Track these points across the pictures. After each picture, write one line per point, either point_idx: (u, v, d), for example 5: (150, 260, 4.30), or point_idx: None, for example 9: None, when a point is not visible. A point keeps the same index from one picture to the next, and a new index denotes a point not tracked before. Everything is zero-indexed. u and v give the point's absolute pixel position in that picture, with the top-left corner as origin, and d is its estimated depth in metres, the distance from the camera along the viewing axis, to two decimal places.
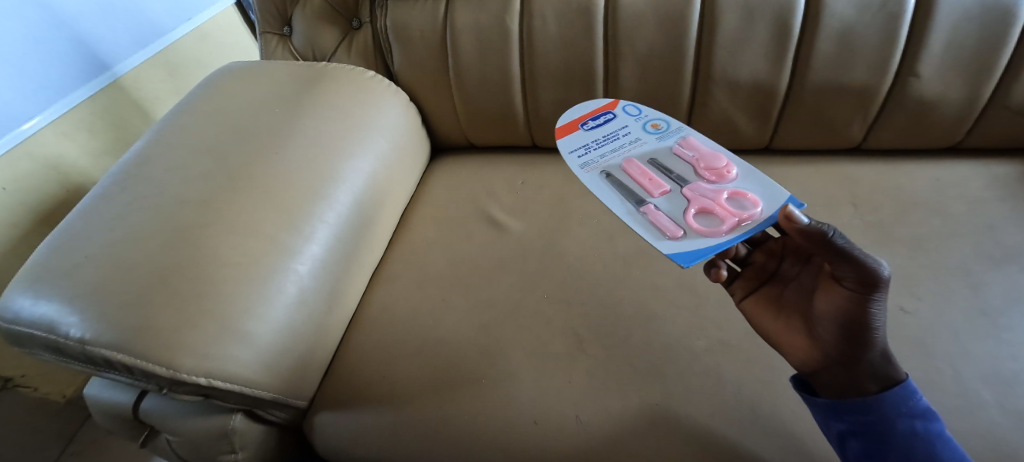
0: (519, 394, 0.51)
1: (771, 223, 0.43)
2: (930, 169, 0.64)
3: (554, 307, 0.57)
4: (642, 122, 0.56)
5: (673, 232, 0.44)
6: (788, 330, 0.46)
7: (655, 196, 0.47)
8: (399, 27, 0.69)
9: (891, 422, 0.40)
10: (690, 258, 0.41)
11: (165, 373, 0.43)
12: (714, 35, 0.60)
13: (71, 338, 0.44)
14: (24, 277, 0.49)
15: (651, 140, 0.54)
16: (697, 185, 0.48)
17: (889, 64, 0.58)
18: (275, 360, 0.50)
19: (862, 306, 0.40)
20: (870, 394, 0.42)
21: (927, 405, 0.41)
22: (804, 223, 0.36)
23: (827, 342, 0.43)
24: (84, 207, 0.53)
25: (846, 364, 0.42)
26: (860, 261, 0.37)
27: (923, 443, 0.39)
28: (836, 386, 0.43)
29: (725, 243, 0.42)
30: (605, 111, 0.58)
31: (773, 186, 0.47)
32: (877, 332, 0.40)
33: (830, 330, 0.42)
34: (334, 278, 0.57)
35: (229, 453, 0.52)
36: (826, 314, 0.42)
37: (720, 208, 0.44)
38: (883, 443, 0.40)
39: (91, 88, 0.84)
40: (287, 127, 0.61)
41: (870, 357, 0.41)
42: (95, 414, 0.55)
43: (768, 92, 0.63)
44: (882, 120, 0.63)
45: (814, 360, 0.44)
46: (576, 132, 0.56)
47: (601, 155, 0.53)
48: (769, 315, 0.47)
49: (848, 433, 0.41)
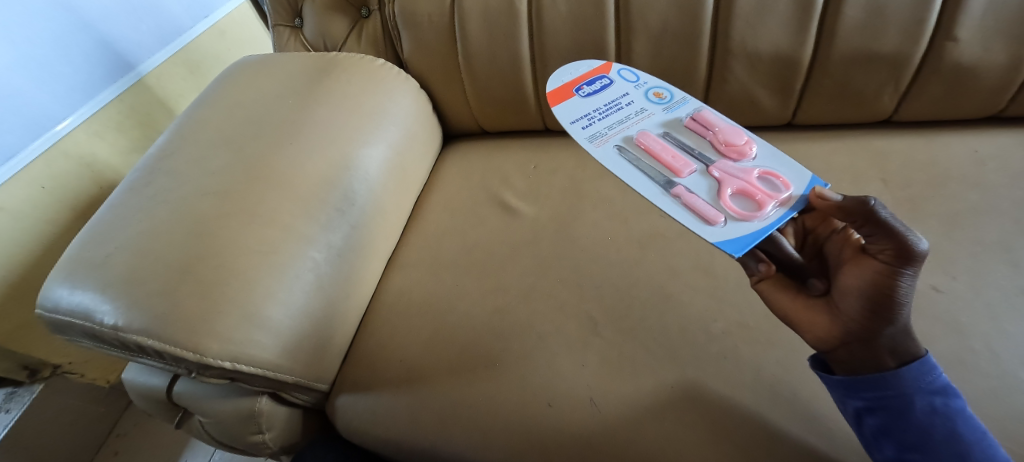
0: (533, 378, 0.51)
1: (804, 204, 0.43)
2: (967, 140, 0.60)
3: (567, 290, 0.57)
4: (642, 89, 0.55)
5: (714, 216, 0.41)
6: (807, 305, 0.43)
7: (683, 176, 0.45)
8: (407, 13, 0.68)
9: (910, 398, 0.39)
10: (739, 247, 0.40)
11: (192, 358, 0.45)
12: (732, 7, 0.58)
13: (106, 325, 0.47)
14: (62, 269, 0.51)
15: (659, 111, 0.52)
16: (722, 164, 0.45)
17: (922, 29, 0.55)
18: (295, 344, 0.51)
19: (894, 276, 0.37)
20: (888, 369, 0.40)
21: (947, 381, 0.39)
22: (838, 199, 0.38)
23: (851, 318, 0.40)
24: (113, 201, 0.55)
25: (866, 339, 0.40)
26: (897, 232, 0.36)
27: (943, 419, 0.38)
28: (853, 362, 0.41)
29: (767, 228, 0.41)
30: (600, 75, 0.57)
31: (797, 166, 0.45)
32: (903, 307, 0.38)
33: (854, 303, 0.39)
34: (350, 265, 0.58)
35: (257, 433, 0.54)
36: (852, 286, 0.40)
37: (758, 192, 0.42)
38: (900, 419, 0.39)
39: (117, 87, 0.87)
40: (300, 117, 0.62)
41: (892, 333, 0.39)
42: (133, 396, 0.58)
43: (789, 64, 0.60)
44: (914, 89, 0.59)
45: (833, 337, 0.41)
46: (572, 98, 0.54)
47: (607, 126, 0.50)
48: (788, 293, 0.44)
49: (864, 410, 0.40)
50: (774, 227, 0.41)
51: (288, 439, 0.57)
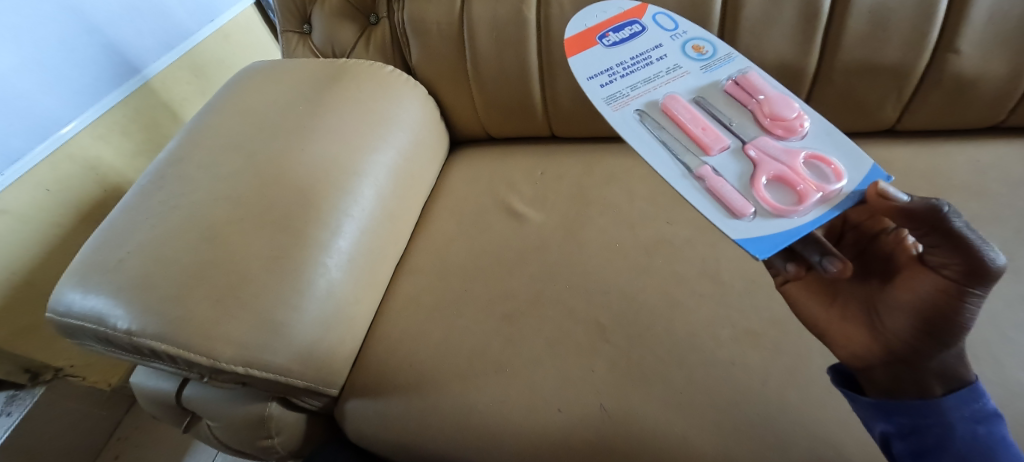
0: (542, 384, 0.51)
1: (855, 201, 0.37)
2: (968, 150, 0.61)
3: (575, 296, 0.57)
4: (679, 41, 0.48)
5: (742, 208, 0.36)
6: (844, 318, 0.42)
7: (711, 154, 0.40)
8: (416, 21, 0.69)
9: (951, 426, 0.37)
10: (767, 249, 0.35)
11: (206, 362, 0.46)
12: (738, 19, 0.59)
13: (119, 329, 0.47)
14: (74, 273, 0.51)
15: (695, 70, 0.46)
16: (761, 141, 0.40)
17: (924, 42, 0.56)
18: (309, 349, 0.51)
19: (958, 296, 0.34)
20: (932, 395, 0.38)
21: (993, 407, 0.37)
22: (903, 200, 0.32)
23: (894, 336, 0.38)
24: (124, 205, 0.56)
25: (910, 361, 0.38)
26: (973, 247, 0.32)
27: (985, 450, 0.36)
28: (892, 384, 0.39)
29: (804, 228, 0.36)
30: (632, 20, 0.50)
31: (857, 151, 0.39)
32: (963, 329, 0.35)
33: (902, 321, 0.37)
34: (362, 270, 0.59)
35: (266, 437, 0.54)
36: (905, 302, 0.37)
37: (800, 181, 0.37)
38: (938, 446, 0.37)
39: (123, 91, 0.88)
40: (312, 124, 0.62)
41: (942, 356, 0.37)
42: (141, 400, 0.59)
43: (794, 74, 0.61)
44: (917, 100, 0.60)
45: (872, 355, 0.40)
46: (594, 47, 0.49)
47: (630, 86, 0.45)
48: (819, 303, 0.43)
49: (894, 434, 0.39)
50: (812, 227, 0.36)
51: (297, 443, 0.57)
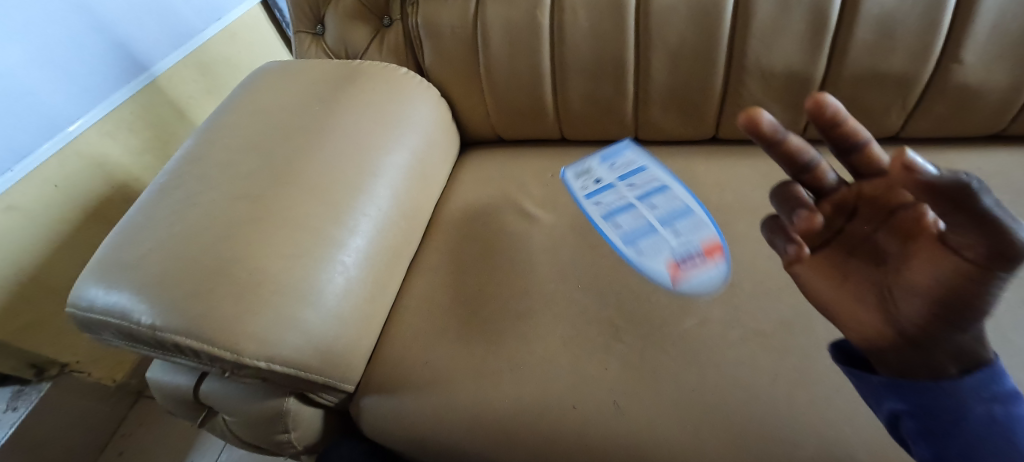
0: (556, 382, 0.53)
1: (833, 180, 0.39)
2: (970, 157, 0.63)
3: (588, 296, 0.58)
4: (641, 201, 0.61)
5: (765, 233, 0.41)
6: (852, 300, 0.37)
7: (807, 118, 0.34)
8: (431, 24, 0.70)
9: (967, 409, 0.34)
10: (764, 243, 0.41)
11: (229, 357, 0.47)
12: (748, 27, 0.60)
13: (143, 324, 0.48)
14: (96, 269, 0.52)
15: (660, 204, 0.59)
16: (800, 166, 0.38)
17: (929, 51, 0.57)
18: (328, 345, 0.52)
19: (983, 280, 0.30)
20: (949, 378, 0.34)
21: (1012, 387, 0.34)
22: (931, 172, 0.29)
23: (907, 321, 0.34)
24: (143, 203, 0.57)
25: (921, 345, 0.34)
26: (1000, 226, 0.28)
27: (999, 434, 0.33)
28: (904, 366, 0.35)
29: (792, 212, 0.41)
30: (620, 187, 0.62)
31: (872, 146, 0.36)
32: (983, 311, 0.31)
33: (919, 303, 0.33)
34: (377, 269, 0.60)
35: (283, 432, 0.55)
36: (921, 284, 0.32)
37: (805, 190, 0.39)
38: (951, 431, 0.34)
39: (131, 88, 0.89)
40: (328, 124, 0.63)
41: (958, 337, 0.33)
42: (157, 395, 0.60)
43: (801, 82, 0.62)
44: (921, 108, 0.62)
45: (883, 338, 0.36)
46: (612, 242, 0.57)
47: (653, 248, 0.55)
48: (827, 280, 0.39)
49: (905, 413, 0.36)
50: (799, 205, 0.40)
51: (312, 439, 0.58)
